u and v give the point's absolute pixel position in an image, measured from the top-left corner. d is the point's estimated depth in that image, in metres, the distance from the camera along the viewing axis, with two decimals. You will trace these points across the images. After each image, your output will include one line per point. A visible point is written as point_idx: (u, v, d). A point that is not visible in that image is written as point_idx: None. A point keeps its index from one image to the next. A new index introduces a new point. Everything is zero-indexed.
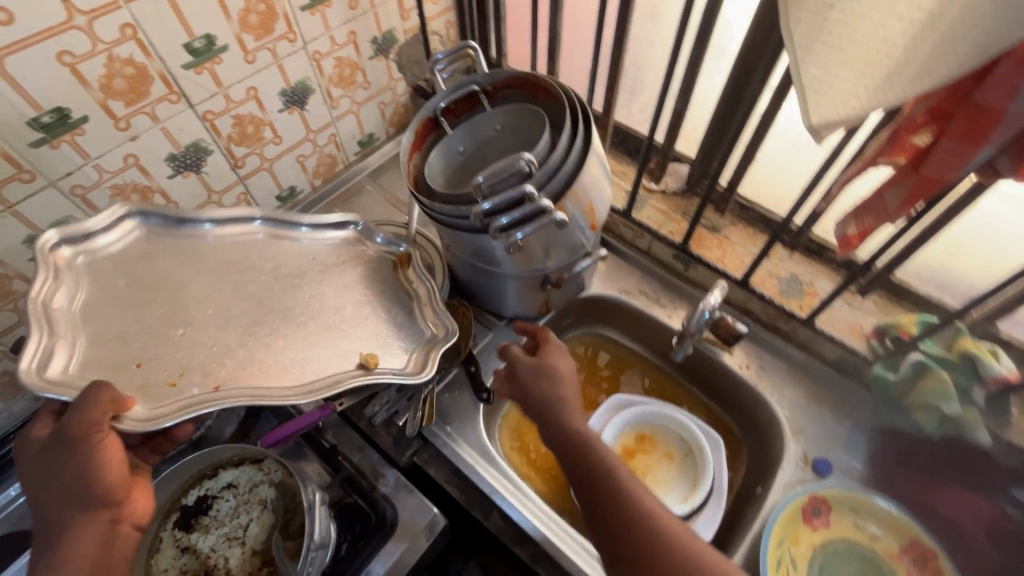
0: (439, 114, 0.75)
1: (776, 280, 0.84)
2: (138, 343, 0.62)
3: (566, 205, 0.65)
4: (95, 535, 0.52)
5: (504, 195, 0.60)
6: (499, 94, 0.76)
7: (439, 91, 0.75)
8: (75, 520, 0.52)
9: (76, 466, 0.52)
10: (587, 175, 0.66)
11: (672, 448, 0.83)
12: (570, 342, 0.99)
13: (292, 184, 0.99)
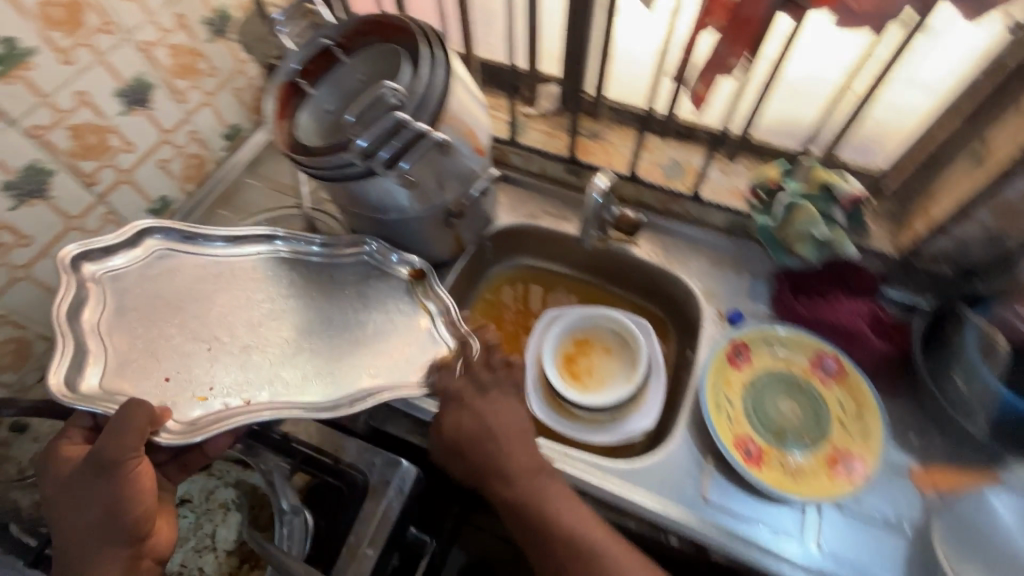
0: (297, 76, 0.72)
1: (660, 167, 0.90)
2: (167, 359, 0.71)
3: (443, 129, 0.66)
4: (120, 553, 0.58)
5: (378, 127, 0.60)
6: (353, 43, 0.74)
7: (289, 52, 0.71)
8: (104, 541, 0.58)
9: (109, 489, 0.58)
10: (457, 99, 0.68)
11: (608, 342, 0.88)
12: (494, 280, 1.02)
13: (162, 194, 0.92)
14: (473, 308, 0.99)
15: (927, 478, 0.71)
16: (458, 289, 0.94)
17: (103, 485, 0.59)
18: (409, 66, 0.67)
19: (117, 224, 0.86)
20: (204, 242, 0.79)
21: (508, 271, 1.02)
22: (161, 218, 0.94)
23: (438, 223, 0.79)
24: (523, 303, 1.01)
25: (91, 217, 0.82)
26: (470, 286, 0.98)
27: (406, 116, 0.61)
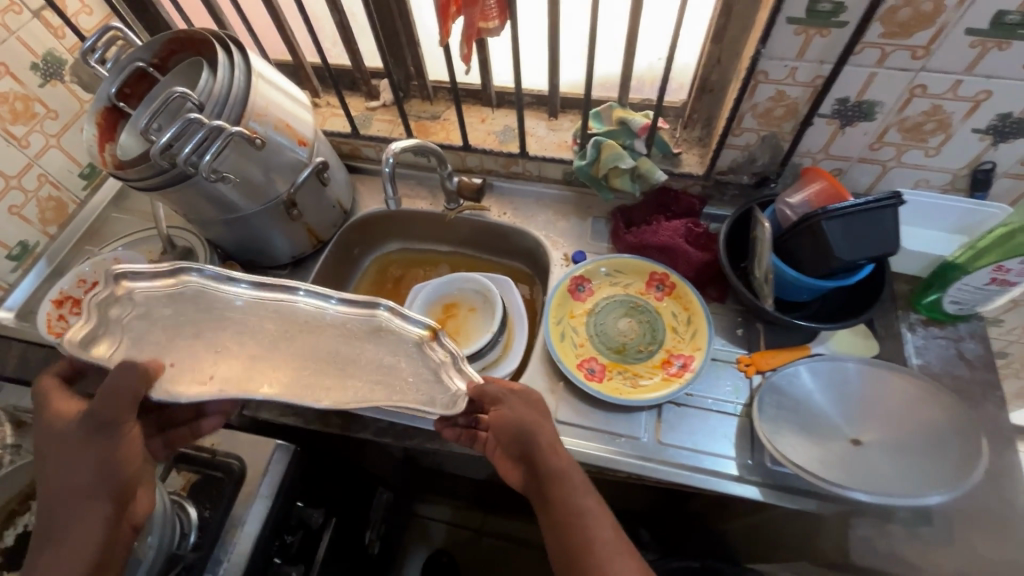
0: (115, 100, 0.75)
1: (494, 135, 0.97)
2: (178, 352, 0.68)
3: (251, 124, 0.71)
4: (98, 520, 0.55)
5: (172, 129, 0.64)
6: (168, 63, 0.78)
7: (104, 78, 0.74)
8: (86, 507, 0.55)
9: (97, 451, 0.57)
10: (262, 96, 0.73)
11: (473, 302, 0.95)
12: (367, 269, 1.07)
13: (21, 240, 0.94)
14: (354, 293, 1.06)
15: (751, 363, 0.78)
16: (326, 281, 0.98)
17: (94, 449, 0.57)
18: (210, 74, 0.72)
19: None
20: (231, 286, 0.72)
21: (382, 257, 1.08)
22: (24, 262, 0.96)
23: (280, 215, 0.83)
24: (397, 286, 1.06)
25: None
26: (343, 278, 1.03)
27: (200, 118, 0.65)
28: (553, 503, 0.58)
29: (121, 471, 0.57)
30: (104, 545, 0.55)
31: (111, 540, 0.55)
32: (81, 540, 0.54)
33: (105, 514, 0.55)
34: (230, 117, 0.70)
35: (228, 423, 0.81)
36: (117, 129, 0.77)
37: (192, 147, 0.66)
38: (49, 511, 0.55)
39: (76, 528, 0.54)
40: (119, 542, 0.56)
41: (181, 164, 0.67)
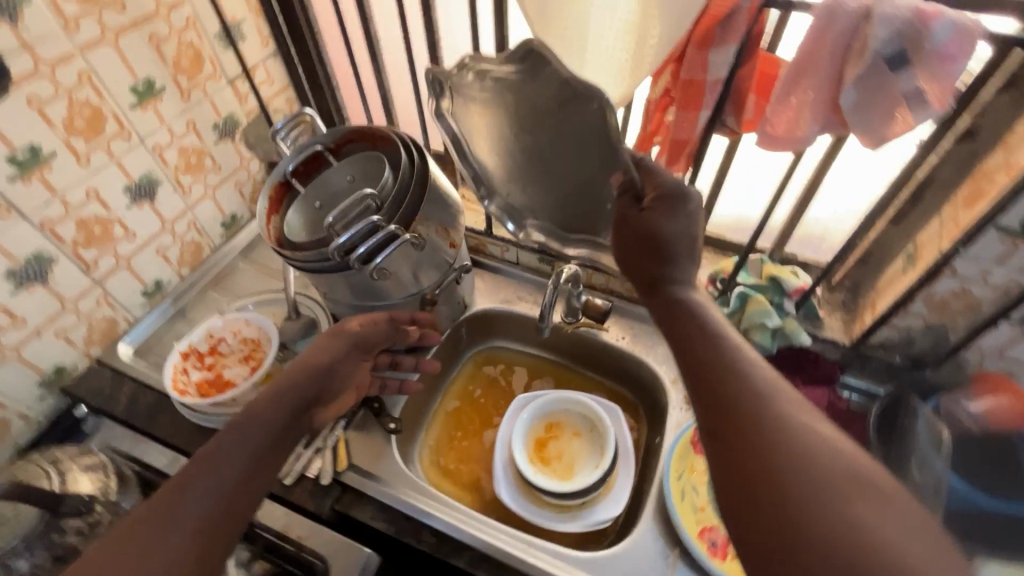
0: (289, 176, 0.77)
1: None
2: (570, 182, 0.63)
3: (419, 228, 0.72)
4: (261, 439, 0.58)
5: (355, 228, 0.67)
6: (342, 149, 0.81)
7: (284, 156, 0.77)
8: (263, 418, 0.60)
9: (298, 375, 0.67)
10: (433, 200, 0.74)
11: (578, 426, 0.90)
12: (468, 363, 1.04)
13: (158, 278, 0.98)
14: (451, 387, 1.02)
15: None
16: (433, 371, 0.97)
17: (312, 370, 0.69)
18: (390, 171, 0.73)
19: (110, 306, 0.90)
20: None
21: (486, 354, 1.05)
22: (153, 299, 0.98)
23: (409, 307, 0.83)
24: (494, 389, 1.02)
25: (86, 300, 0.86)
26: (445, 368, 1.01)
27: (380, 220, 0.67)
28: (715, 372, 0.45)
29: (282, 410, 0.62)
30: (255, 468, 0.55)
31: (204, 471, 0.52)
32: (227, 461, 0.54)
33: (278, 424, 0.61)
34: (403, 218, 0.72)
35: (318, 515, 0.76)
36: (284, 203, 0.80)
37: (365, 247, 0.68)
38: (232, 423, 0.59)
39: (257, 434, 0.58)
40: (266, 464, 0.57)
41: (350, 261, 0.69)
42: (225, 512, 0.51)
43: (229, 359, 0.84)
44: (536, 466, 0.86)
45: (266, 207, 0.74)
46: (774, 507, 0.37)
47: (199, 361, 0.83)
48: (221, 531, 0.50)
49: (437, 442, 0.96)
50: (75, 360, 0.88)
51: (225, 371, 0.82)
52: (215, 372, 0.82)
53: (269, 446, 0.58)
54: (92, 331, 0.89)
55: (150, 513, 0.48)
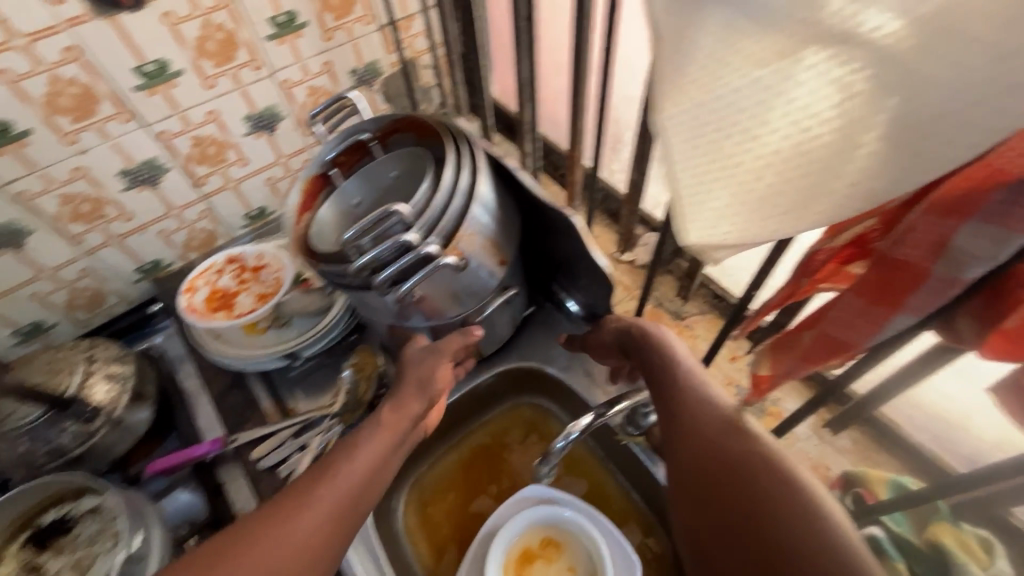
0: (328, 167, 0.71)
1: (734, 389, 0.71)
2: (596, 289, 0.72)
3: (460, 246, 0.59)
4: (379, 452, 0.61)
5: (380, 248, 0.54)
6: (390, 137, 0.72)
7: (325, 141, 0.71)
8: (385, 429, 0.63)
9: (407, 395, 0.67)
10: (477, 215, 0.60)
11: (577, 562, 0.72)
12: (505, 413, 0.89)
13: (263, 205, 0.99)
14: (473, 429, 0.88)
15: None
16: (457, 410, 0.84)
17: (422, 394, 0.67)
18: (429, 180, 0.60)
19: (212, 220, 0.95)
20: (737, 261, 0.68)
21: (519, 410, 0.89)
22: (255, 223, 1.01)
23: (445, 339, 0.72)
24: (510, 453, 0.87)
25: (191, 210, 0.91)
26: (475, 410, 0.87)
27: (412, 241, 0.55)
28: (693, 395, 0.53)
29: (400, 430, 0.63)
30: (376, 474, 0.61)
31: (325, 485, 0.57)
32: (343, 481, 0.58)
33: (396, 437, 0.63)
34: (442, 233, 0.59)
35: None
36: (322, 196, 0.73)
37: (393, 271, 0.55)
38: (351, 439, 0.62)
39: (370, 458, 0.60)
40: (376, 478, 0.61)
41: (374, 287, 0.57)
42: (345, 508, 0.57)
43: (250, 286, 0.84)
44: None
45: (297, 203, 0.69)
46: (747, 526, 0.43)
47: (238, 272, 0.86)
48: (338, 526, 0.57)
49: (430, 486, 0.84)
50: (172, 258, 0.95)
51: (240, 295, 0.84)
52: (237, 288, 0.85)
53: (382, 462, 0.61)
54: (191, 237, 0.94)
55: (280, 514, 0.55)
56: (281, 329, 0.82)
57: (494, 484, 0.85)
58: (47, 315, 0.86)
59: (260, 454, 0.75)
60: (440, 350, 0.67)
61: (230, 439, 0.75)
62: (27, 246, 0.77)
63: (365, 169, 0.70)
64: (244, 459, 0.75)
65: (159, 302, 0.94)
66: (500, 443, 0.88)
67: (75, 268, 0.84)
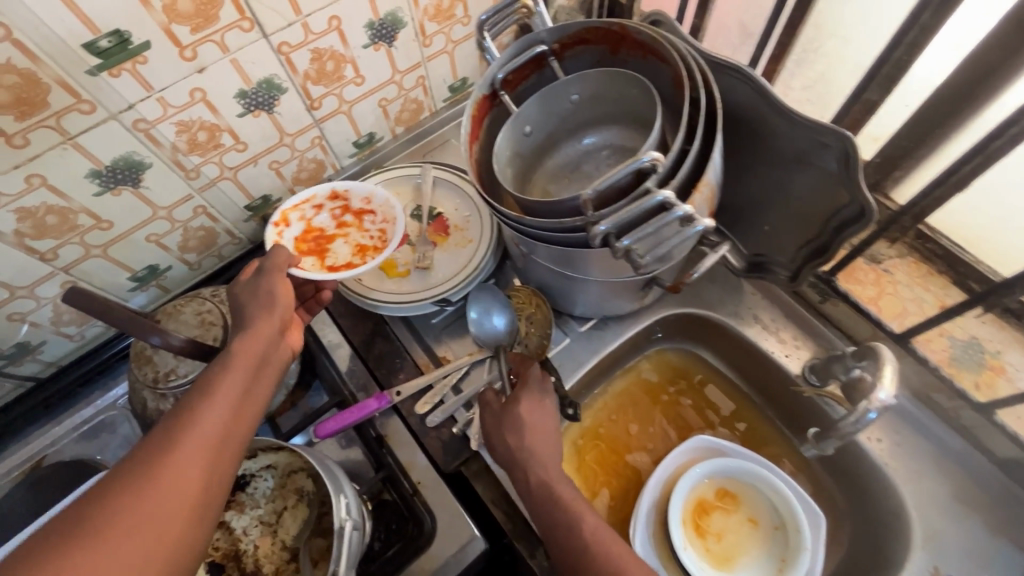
0: (497, 88, 0.60)
1: (948, 342, 0.66)
2: (804, 220, 0.64)
3: (698, 201, 0.50)
4: (246, 380, 0.46)
5: (631, 210, 0.45)
6: (567, 53, 0.61)
7: (495, 58, 0.60)
8: (240, 359, 0.47)
9: (259, 320, 0.52)
10: (717, 157, 0.51)
11: (759, 514, 0.69)
12: (651, 356, 0.83)
13: (371, 131, 0.88)
14: (615, 376, 0.82)
15: None
16: (612, 358, 0.79)
17: (270, 318, 0.53)
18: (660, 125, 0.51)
19: (322, 149, 0.84)
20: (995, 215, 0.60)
21: (662, 355, 0.83)
22: (362, 151, 0.90)
23: (616, 290, 0.68)
24: (656, 397, 0.82)
25: (303, 138, 0.80)
26: (625, 355, 0.81)
27: (672, 198, 0.45)
28: (534, 478, 0.59)
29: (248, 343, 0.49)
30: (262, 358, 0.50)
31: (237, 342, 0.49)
32: (223, 395, 0.43)
33: (257, 362, 0.48)
34: (679, 185, 0.50)
35: (441, 469, 0.69)
36: (485, 123, 0.63)
37: (646, 235, 0.46)
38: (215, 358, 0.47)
39: (262, 399, 0.47)
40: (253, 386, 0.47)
41: (616, 254, 0.47)
42: (228, 432, 0.42)
43: (353, 234, 0.75)
44: (695, 543, 0.69)
45: (468, 131, 0.59)
46: None
47: (338, 212, 0.77)
48: (208, 500, 0.39)
49: (580, 433, 0.80)
50: (280, 193, 0.85)
51: (338, 241, 0.75)
52: (335, 230, 0.76)
53: (248, 391, 0.46)
54: (300, 169, 0.85)
55: (146, 457, 0.38)
56: (425, 272, 0.76)
57: (639, 426, 0.80)
58: (161, 259, 0.79)
59: (426, 409, 0.71)
60: (280, 265, 0.57)
61: (395, 395, 0.70)
62: (143, 182, 0.68)
63: (547, 91, 0.59)
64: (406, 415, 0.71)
65: None
66: (645, 388, 0.82)
67: (188, 207, 0.75)
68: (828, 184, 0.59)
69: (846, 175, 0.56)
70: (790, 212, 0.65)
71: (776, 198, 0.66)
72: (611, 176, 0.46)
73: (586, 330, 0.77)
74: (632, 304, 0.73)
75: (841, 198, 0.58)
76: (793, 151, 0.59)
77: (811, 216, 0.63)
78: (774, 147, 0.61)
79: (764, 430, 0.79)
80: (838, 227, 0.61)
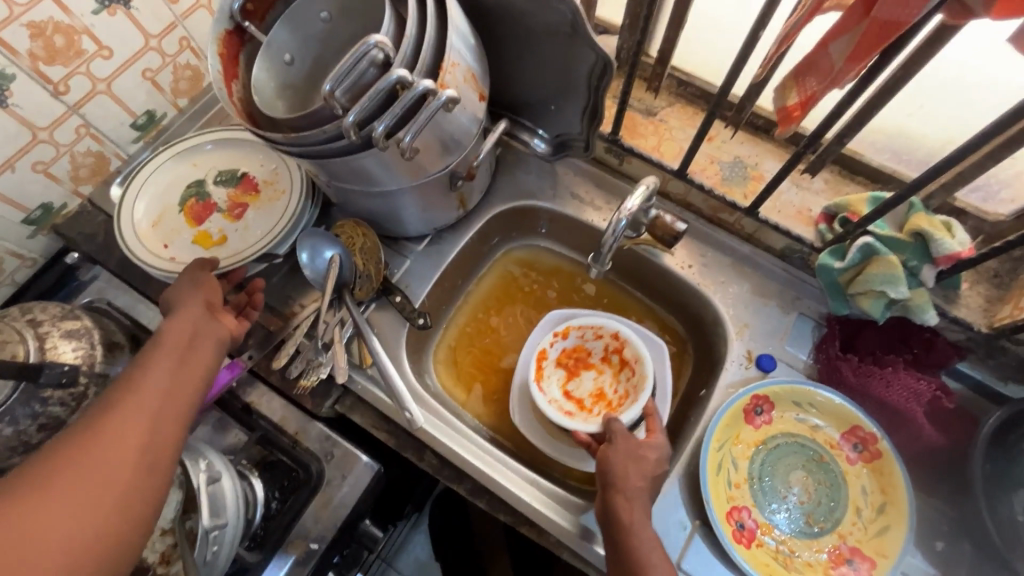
0: (237, 19, 0.58)
1: (719, 166, 0.76)
2: (572, 87, 0.70)
3: (445, 82, 0.53)
4: (180, 352, 0.53)
5: (372, 94, 0.48)
6: None
7: None
8: (171, 339, 0.54)
9: (190, 301, 0.59)
10: (455, 38, 0.54)
11: (614, 360, 0.79)
12: (500, 260, 0.88)
13: (148, 108, 0.82)
14: (471, 288, 0.87)
15: None
16: (458, 268, 0.82)
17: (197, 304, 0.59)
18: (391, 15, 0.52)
19: (94, 139, 0.77)
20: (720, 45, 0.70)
21: (509, 255, 0.89)
22: (147, 134, 0.84)
23: (430, 196, 0.70)
24: (516, 293, 0.88)
25: (62, 130, 0.73)
26: (473, 263, 0.85)
27: (407, 76, 0.48)
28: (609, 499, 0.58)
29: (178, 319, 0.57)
30: (197, 335, 0.56)
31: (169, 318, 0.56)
32: (163, 359, 0.51)
33: (191, 334, 0.56)
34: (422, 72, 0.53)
35: (316, 414, 0.70)
36: (240, 60, 0.61)
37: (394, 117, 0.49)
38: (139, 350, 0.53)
39: (202, 366, 0.54)
40: (192, 358, 0.54)
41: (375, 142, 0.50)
42: (177, 383, 0.51)
43: (606, 377, 0.78)
44: (600, 411, 0.75)
45: (218, 69, 0.57)
46: None
47: (612, 347, 0.78)
48: (162, 433, 0.47)
49: (452, 344, 0.84)
50: (63, 198, 0.78)
51: (588, 373, 0.78)
52: (597, 362, 0.79)
53: (185, 355, 0.54)
54: (77, 166, 0.77)
55: (94, 417, 0.45)
56: (244, 233, 0.74)
57: (505, 325, 0.86)
58: None
59: (284, 362, 0.70)
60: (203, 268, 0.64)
61: (247, 360, 0.70)
62: None
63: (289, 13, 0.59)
64: (267, 375, 0.71)
65: (74, 251, 0.79)
66: (506, 290, 0.88)
67: None
68: (575, 47, 0.65)
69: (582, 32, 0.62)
70: (562, 84, 0.71)
71: (550, 76, 0.70)
72: (345, 66, 0.48)
73: (425, 246, 0.79)
74: (458, 208, 0.76)
75: (587, 55, 0.64)
76: (538, 22, 0.64)
77: (576, 81, 0.69)
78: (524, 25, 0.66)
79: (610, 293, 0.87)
80: (599, 86, 0.67)
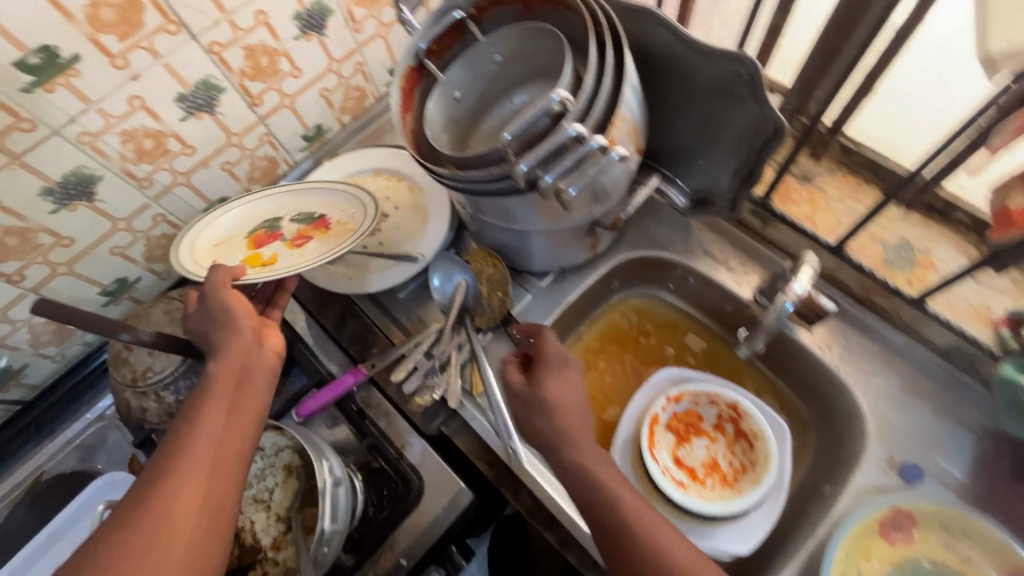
0: (421, 58, 0.63)
1: (880, 247, 0.72)
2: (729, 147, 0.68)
3: (613, 137, 0.54)
4: (228, 398, 0.54)
5: (547, 145, 0.49)
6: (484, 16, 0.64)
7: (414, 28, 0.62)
8: (221, 381, 0.55)
9: (223, 334, 0.58)
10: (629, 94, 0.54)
11: (728, 434, 0.74)
12: (616, 306, 0.87)
13: (318, 122, 0.90)
14: (583, 330, 0.86)
15: None
16: (575, 309, 0.82)
17: (241, 335, 0.58)
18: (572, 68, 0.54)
19: (271, 145, 0.86)
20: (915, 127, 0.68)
21: (626, 302, 0.87)
22: (313, 144, 0.92)
23: (565, 238, 0.71)
24: (628, 341, 0.86)
25: (250, 136, 0.82)
26: (590, 305, 0.85)
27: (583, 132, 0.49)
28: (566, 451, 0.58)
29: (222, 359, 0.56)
30: (246, 372, 0.56)
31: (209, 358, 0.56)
32: (214, 411, 0.53)
33: (237, 376, 0.56)
34: (593, 125, 0.53)
35: (423, 431, 0.73)
36: (416, 94, 0.65)
37: (563, 168, 0.50)
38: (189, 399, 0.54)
39: (254, 404, 0.55)
40: (246, 397, 0.55)
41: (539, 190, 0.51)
42: (227, 432, 0.52)
43: (719, 446, 0.74)
44: (713, 484, 0.71)
45: (399, 102, 0.62)
46: None
47: (729, 416, 0.74)
48: (224, 486, 0.50)
49: None
50: (237, 194, 0.87)
51: (701, 442, 0.74)
52: (711, 429, 0.75)
53: (234, 401, 0.54)
54: (254, 168, 0.87)
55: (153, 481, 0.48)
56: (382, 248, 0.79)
57: (612, 372, 0.84)
58: (128, 271, 0.81)
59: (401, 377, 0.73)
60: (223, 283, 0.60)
61: (370, 367, 0.74)
62: (98, 196, 0.70)
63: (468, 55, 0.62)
64: (384, 385, 0.74)
65: None
66: (618, 337, 0.86)
67: (147, 215, 0.77)
68: (742, 108, 0.62)
69: (755, 95, 0.60)
70: (717, 141, 0.68)
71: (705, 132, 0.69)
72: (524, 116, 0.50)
73: (547, 283, 0.80)
74: (588, 252, 0.76)
75: (754, 117, 0.62)
76: (706, 80, 0.62)
77: (735, 141, 0.66)
78: (689, 81, 0.65)
79: (729, 359, 0.82)
80: (761, 148, 0.64)
